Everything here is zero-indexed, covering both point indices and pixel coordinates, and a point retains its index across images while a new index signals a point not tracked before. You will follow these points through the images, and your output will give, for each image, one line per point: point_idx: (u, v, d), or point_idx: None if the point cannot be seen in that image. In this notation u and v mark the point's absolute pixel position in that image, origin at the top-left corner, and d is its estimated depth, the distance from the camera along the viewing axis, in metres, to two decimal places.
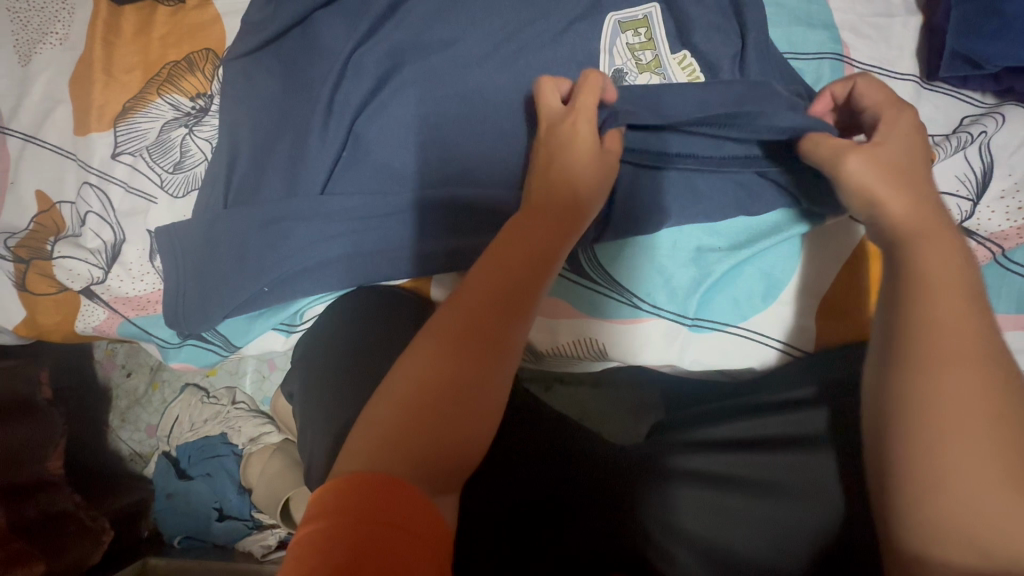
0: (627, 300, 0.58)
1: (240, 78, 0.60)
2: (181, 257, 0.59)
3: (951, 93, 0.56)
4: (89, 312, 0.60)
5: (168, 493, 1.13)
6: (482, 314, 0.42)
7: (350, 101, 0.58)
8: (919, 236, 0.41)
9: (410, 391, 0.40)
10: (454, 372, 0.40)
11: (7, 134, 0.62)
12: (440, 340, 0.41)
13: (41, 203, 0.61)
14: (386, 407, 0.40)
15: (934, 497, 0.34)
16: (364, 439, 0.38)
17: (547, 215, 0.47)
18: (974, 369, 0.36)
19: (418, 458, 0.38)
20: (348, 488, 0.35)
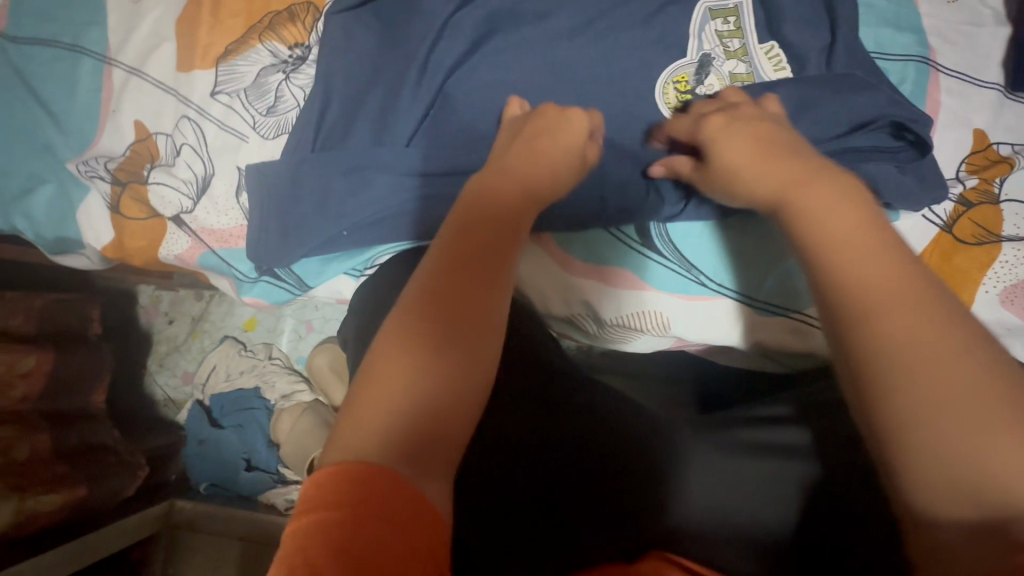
0: (694, 277, 0.59)
1: (338, 30, 0.62)
2: (267, 195, 0.61)
3: None
4: (175, 240, 0.63)
5: (200, 439, 1.16)
6: (447, 284, 0.41)
7: (443, 62, 0.61)
8: (793, 193, 0.42)
9: (382, 372, 0.38)
10: (424, 343, 0.39)
11: (114, 65, 0.65)
12: (409, 327, 0.39)
13: (139, 133, 0.64)
14: (369, 387, 0.38)
15: (919, 437, 0.33)
16: (359, 430, 0.36)
17: (504, 207, 0.46)
18: (915, 310, 0.35)
19: (417, 414, 0.37)
20: (350, 473, 0.34)
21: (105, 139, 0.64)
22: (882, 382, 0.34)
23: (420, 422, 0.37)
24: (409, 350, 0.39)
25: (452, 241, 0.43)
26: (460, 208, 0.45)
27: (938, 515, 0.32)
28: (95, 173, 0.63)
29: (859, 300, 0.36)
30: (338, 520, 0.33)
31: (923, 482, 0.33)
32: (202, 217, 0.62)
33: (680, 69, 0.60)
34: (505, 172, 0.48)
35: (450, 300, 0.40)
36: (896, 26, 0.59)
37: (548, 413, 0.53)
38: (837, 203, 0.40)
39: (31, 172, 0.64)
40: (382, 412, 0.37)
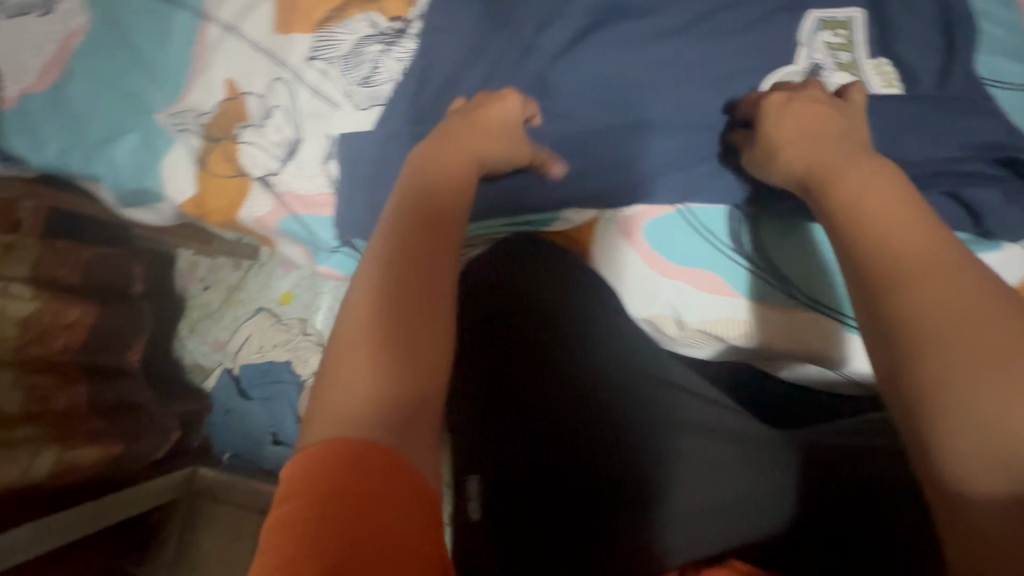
0: (784, 288, 0.58)
1: (443, 6, 0.61)
2: (359, 166, 0.60)
3: None
4: (257, 201, 0.62)
5: (227, 408, 1.16)
6: (388, 265, 0.38)
7: (550, 46, 0.60)
8: (834, 167, 0.42)
9: (337, 354, 0.35)
10: (384, 322, 0.35)
11: (211, 22, 0.64)
12: (355, 320, 0.36)
13: (230, 91, 0.63)
14: (337, 375, 0.34)
15: (939, 403, 0.29)
16: (328, 404, 0.33)
17: (450, 190, 0.45)
18: (946, 279, 0.32)
19: (379, 399, 0.32)
20: (316, 464, 0.29)
21: (195, 94, 0.63)
22: (918, 352, 0.30)
23: (390, 394, 0.33)
24: (378, 328, 0.35)
25: (410, 223, 0.41)
26: (421, 182, 0.45)
27: (977, 486, 0.27)
28: (184, 126, 0.62)
29: (888, 264, 0.34)
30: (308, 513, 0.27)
31: (969, 453, 0.27)
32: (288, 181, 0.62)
33: (789, 77, 0.59)
34: (441, 151, 0.48)
35: (401, 270, 0.38)
36: (1012, 55, 0.58)
37: (518, 400, 0.53)
38: (867, 178, 0.39)
39: (118, 121, 0.63)
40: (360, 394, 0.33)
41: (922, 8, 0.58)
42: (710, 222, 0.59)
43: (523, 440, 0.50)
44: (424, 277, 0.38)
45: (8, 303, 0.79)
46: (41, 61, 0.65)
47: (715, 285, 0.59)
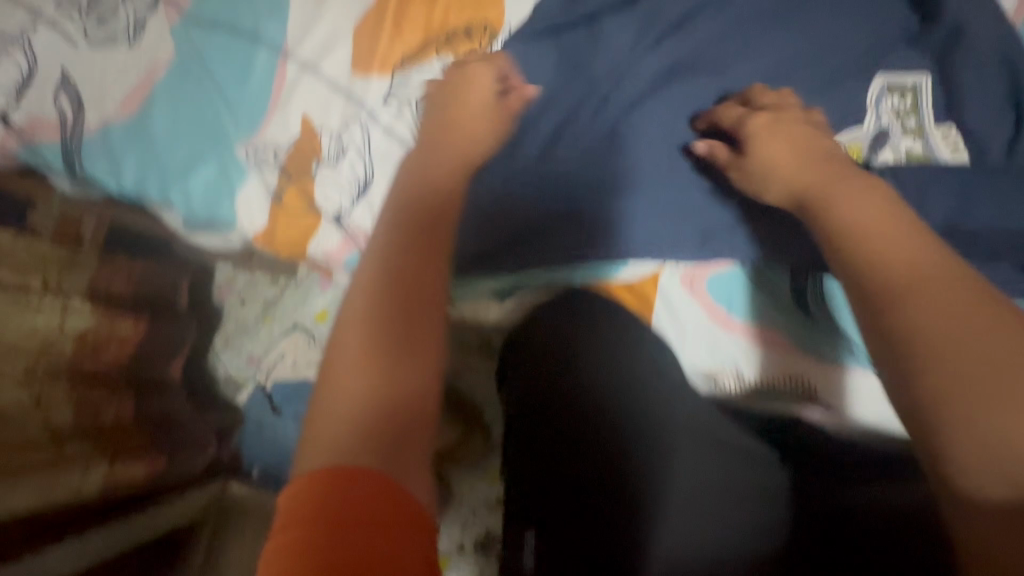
0: (845, 346, 0.59)
1: (519, 56, 0.64)
2: None
3: None
4: (326, 237, 0.64)
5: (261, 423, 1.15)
6: (393, 286, 0.46)
7: (626, 96, 0.62)
8: (830, 201, 0.48)
9: (359, 354, 0.42)
10: (392, 342, 0.43)
11: (290, 61, 0.66)
12: (373, 317, 0.44)
13: (304, 129, 0.65)
14: (352, 383, 0.41)
15: (943, 411, 0.37)
16: (328, 415, 0.40)
17: (420, 207, 0.52)
18: (949, 286, 0.40)
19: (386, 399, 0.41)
20: (308, 489, 0.36)
21: (272, 128, 0.65)
22: (922, 368, 0.38)
23: (376, 427, 0.39)
24: (340, 345, 0.43)
25: (381, 261, 0.47)
26: (413, 200, 0.53)
27: (985, 491, 0.35)
28: (261, 161, 0.64)
29: (900, 279, 0.41)
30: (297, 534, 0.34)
31: (974, 466, 0.35)
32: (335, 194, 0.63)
33: (858, 141, 0.60)
34: (436, 152, 0.57)
35: (381, 311, 0.44)
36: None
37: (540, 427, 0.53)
38: (868, 198, 0.47)
39: (196, 152, 0.66)
40: (327, 434, 0.39)
41: (991, 81, 0.59)
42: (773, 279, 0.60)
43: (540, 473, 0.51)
44: (408, 310, 0.44)
45: (68, 316, 0.81)
46: (126, 90, 0.67)
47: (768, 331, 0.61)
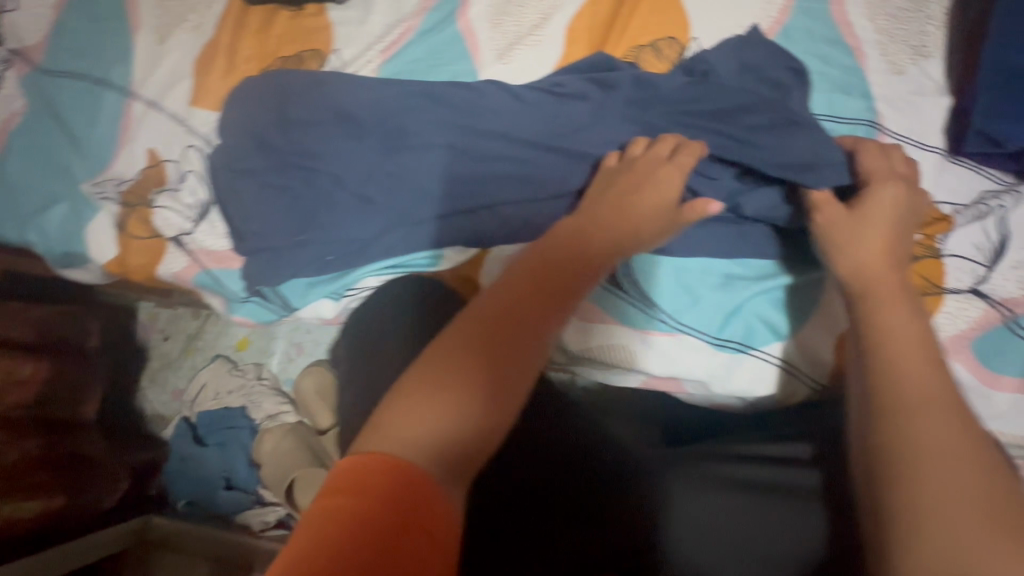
0: (653, 313, 0.61)
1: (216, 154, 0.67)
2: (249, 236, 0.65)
3: (974, 169, 0.60)
4: (173, 259, 0.67)
5: (182, 456, 1.16)
6: (519, 293, 0.47)
7: (375, 135, 0.66)
8: None
9: (514, 300, 0.46)
10: (518, 333, 0.44)
11: (135, 98, 0.71)
12: (457, 352, 0.43)
13: (151, 159, 0.69)
14: (456, 351, 0.43)
15: None
16: (431, 360, 0.43)
17: (562, 255, 0.51)
18: None
19: (523, 328, 0.45)
20: (394, 472, 0.36)
21: (119, 163, 0.70)
22: None
23: (461, 428, 0.40)
24: (445, 359, 0.43)
25: (479, 321, 0.45)
26: (570, 229, 0.53)
27: None
28: (106, 195, 0.69)
29: None
30: (382, 502, 0.34)
31: None
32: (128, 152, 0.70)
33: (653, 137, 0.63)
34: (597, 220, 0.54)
35: (468, 387, 0.41)
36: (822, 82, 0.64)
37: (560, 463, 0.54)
38: None
39: (46, 192, 0.70)
40: (427, 421, 0.39)
41: (766, 48, 0.61)
42: None
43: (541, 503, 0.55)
44: (518, 351, 0.44)
45: None
46: None
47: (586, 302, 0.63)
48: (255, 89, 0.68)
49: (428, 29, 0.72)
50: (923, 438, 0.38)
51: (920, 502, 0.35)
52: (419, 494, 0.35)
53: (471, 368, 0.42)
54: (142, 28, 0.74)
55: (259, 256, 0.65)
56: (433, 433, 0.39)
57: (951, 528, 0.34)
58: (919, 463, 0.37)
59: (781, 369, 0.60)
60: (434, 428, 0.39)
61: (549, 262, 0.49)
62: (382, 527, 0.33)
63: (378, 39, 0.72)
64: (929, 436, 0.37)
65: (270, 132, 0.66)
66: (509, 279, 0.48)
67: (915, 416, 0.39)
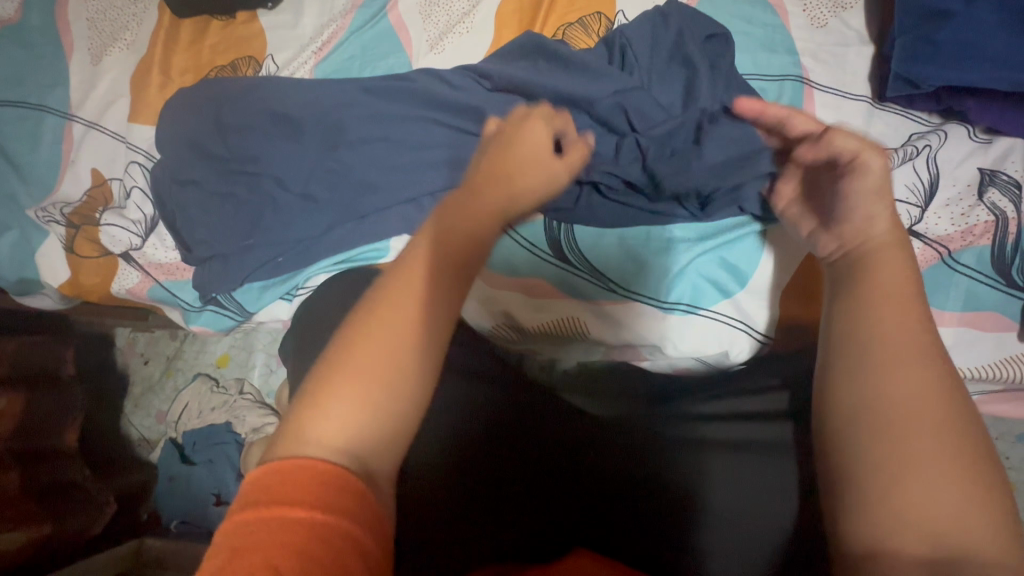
0: (602, 284, 0.62)
1: (160, 166, 0.67)
2: (200, 245, 0.66)
3: (900, 113, 0.62)
4: (126, 274, 0.67)
5: (170, 476, 1.16)
6: (451, 237, 0.40)
7: (314, 134, 0.66)
8: None
9: (433, 253, 0.38)
10: (436, 297, 0.37)
11: (74, 120, 0.72)
12: (387, 316, 0.35)
13: (95, 179, 0.70)
14: (375, 324, 0.34)
15: None
16: (360, 331, 0.34)
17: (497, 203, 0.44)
18: None
19: (437, 296, 0.37)
20: (314, 471, 0.29)
21: (64, 186, 0.70)
22: None
23: (397, 411, 0.33)
24: (377, 325, 0.34)
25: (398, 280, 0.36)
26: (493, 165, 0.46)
27: None
28: (52, 218, 0.68)
29: None
30: (311, 499, 0.28)
31: None
32: (72, 174, 0.70)
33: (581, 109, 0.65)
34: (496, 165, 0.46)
35: (400, 358, 0.34)
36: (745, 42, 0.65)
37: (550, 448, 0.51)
38: None
39: None
40: (355, 410, 0.32)
41: (684, 14, 0.62)
42: (532, 236, 0.63)
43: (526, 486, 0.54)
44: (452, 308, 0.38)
45: None
46: None
47: (535, 279, 0.63)
48: (190, 100, 0.68)
49: (359, 26, 0.73)
50: (892, 397, 0.32)
51: (875, 469, 0.30)
52: (340, 491, 0.29)
53: (389, 335, 0.34)
54: (76, 50, 0.74)
55: (212, 265, 0.66)
56: (347, 426, 0.31)
57: (909, 497, 0.29)
58: (888, 426, 0.31)
59: (728, 326, 0.61)
60: (347, 424, 0.31)
61: (460, 219, 0.41)
62: (307, 525, 0.27)
63: (311, 41, 0.73)
64: (869, 386, 0.32)
65: (209, 140, 0.67)
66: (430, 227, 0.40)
67: (888, 370, 0.32)
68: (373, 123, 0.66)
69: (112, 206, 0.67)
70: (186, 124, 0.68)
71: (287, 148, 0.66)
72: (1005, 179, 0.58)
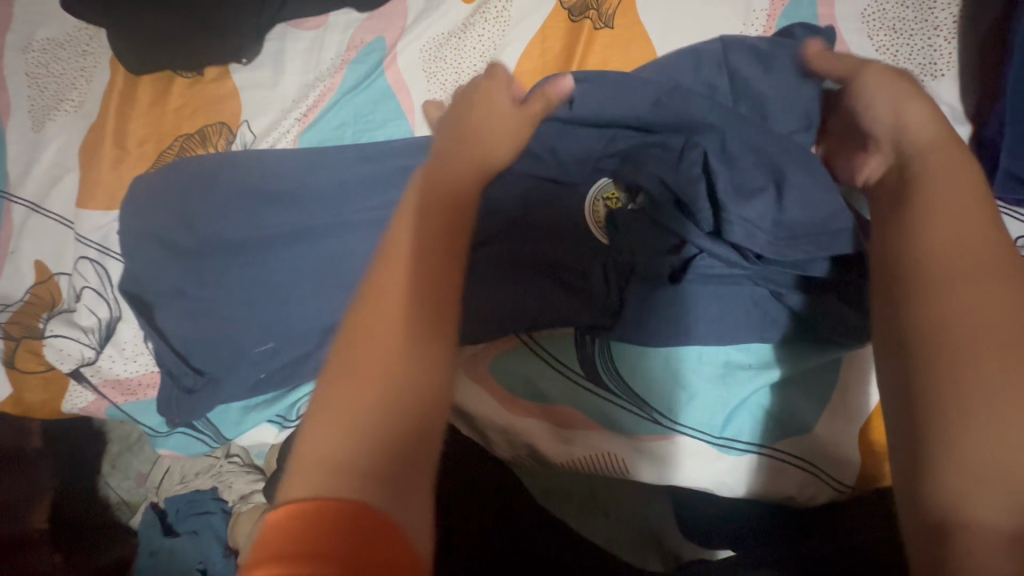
0: (648, 414, 0.52)
1: (121, 264, 0.56)
2: (164, 362, 0.54)
3: (1004, 212, 0.51)
4: (78, 393, 0.57)
5: (151, 551, 1.06)
6: (446, 200, 0.37)
7: (298, 226, 0.55)
8: None
9: (430, 221, 0.35)
10: (434, 260, 0.33)
11: (14, 201, 0.60)
12: (386, 288, 0.31)
13: (39, 275, 0.59)
14: (377, 307, 0.31)
15: (660, 21, 0.59)
16: (364, 333, 0.30)
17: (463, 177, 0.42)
18: None
19: (434, 253, 0.33)
20: (315, 512, 0.25)
21: (2, 283, 0.59)
22: None
23: (396, 396, 0.28)
24: (386, 312, 0.31)
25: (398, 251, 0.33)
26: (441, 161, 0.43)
27: None
28: None
29: None
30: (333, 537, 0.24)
31: None
32: (11, 267, 0.59)
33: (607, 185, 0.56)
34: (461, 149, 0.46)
35: (410, 341, 0.30)
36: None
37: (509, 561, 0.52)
38: None
39: None
40: (366, 408, 0.28)
41: None
42: (562, 354, 0.54)
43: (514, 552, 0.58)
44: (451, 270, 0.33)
45: None
46: None
47: (566, 407, 0.54)
48: (148, 183, 0.56)
49: (352, 86, 0.61)
50: (969, 309, 0.28)
51: (960, 400, 0.26)
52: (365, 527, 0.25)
53: (390, 327, 0.30)
54: (14, 113, 0.63)
55: (179, 388, 0.54)
56: (362, 440, 0.27)
57: (996, 440, 0.25)
58: (957, 340, 0.28)
59: (799, 468, 0.51)
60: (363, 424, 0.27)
61: (444, 186, 0.39)
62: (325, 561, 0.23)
63: (295, 104, 0.61)
64: (958, 307, 0.28)
65: (174, 232, 0.55)
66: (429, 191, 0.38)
67: (953, 283, 0.30)
68: (369, 214, 0.55)
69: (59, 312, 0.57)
70: (148, 212, 0.56)
71: (267, 243, 0.55)
72: None
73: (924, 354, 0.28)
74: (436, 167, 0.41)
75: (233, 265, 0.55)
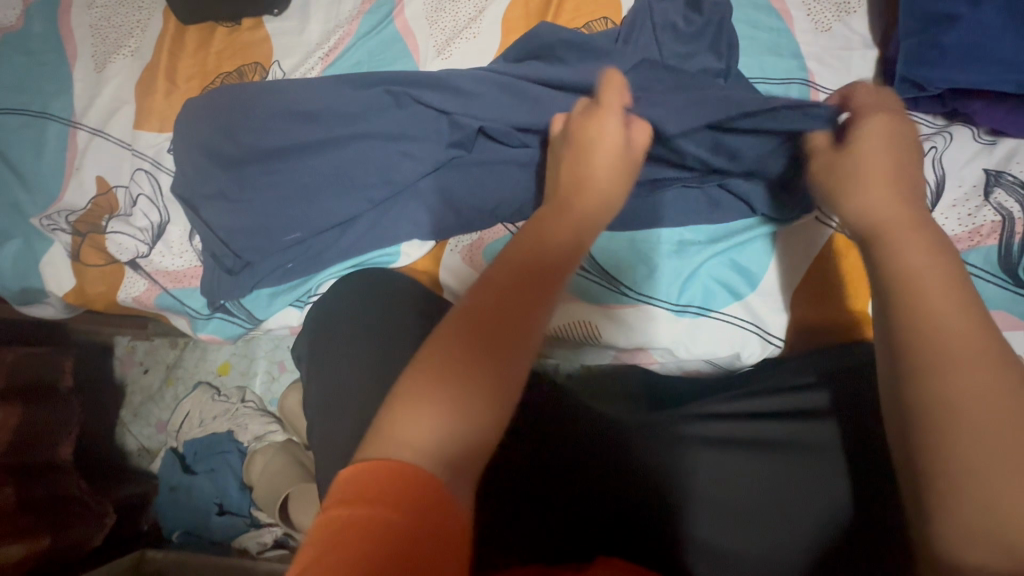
0: (615, 287, 0.62)
1: (178, 171, 0.67)
2: (214, 247, 0.64)
3: (906, 115, 0.62)
4: (131, 283, 0.67)
5: (172, 486, 1.15)
6: (505, 286, 0.40)
7: (318, 134, 0.64)
8: None
9: (505, 282, 0.41)
10: (508, 311, 0.39)
11: (79, 128, 0.71)
12: (452, 344, 0.37)
13: (99, 187, 0.69)
14: (452, 329, 0.38)
15: None
16: (433, 363, 0.37)
17: (542, 242, 0.44)
18: None
19: (504, 319, 0.39)
20: (379, 486, 0.31)
21: (69, 193, 0.69)
22: None
23: (465, 426, 0.35)
24: (448, 358, 0.37)
25: (487, 292, 0.40)
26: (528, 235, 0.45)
27: None
28: (56, 227, 0.68)
29: None
30: (378, 506, 0.31)
31: None
32: (75, 181, 0.70)
33: None
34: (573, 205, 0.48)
35: (482, 366, 0.37)
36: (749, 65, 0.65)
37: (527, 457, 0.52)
38: None
39: None
40: (428, 410, 0.35)
41: (691, 18, 0.63)
42: None
43: (534, 467, 0.51)
44: (532, 312, 0.40)
45: None
46: None
47: None
48: (198, 106, 0.67)
49: (366, 32, 0.73)
50: (949, 398, 0.32)
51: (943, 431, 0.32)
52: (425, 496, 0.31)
53: (453, 373, 0.36)
54: (79, 57, 0.74)
55: (223, 271, 0.65)
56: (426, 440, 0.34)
57: (985, 524, 0.29)
58: (952, 422, 0.31)
59: (739, 327, 0.61)
60: (420, 431, 0.34)
61: (538, 243, 0.44)
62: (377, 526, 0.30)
63: (318, 47, 0.73)
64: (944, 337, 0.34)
65: (218, 143, 0.65)
66: (497, 268, 0.42)
67: (944, 377, 0.33)
68: (378, 122, 0.64)
69: (118, 214, 0.67)
70: (196, 128, 0.66)
71: (293, 150, 0.65)
72: (1010, 180, 0.58)
73: (925, 445, 0.32)
74: (499, 264, 0.42)
75: (266, 168, 0.64)
